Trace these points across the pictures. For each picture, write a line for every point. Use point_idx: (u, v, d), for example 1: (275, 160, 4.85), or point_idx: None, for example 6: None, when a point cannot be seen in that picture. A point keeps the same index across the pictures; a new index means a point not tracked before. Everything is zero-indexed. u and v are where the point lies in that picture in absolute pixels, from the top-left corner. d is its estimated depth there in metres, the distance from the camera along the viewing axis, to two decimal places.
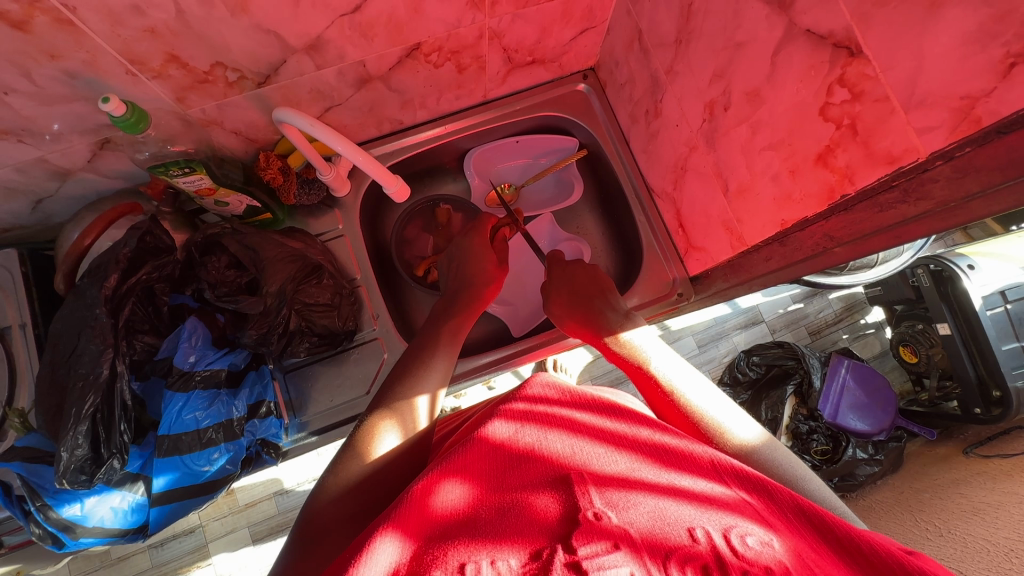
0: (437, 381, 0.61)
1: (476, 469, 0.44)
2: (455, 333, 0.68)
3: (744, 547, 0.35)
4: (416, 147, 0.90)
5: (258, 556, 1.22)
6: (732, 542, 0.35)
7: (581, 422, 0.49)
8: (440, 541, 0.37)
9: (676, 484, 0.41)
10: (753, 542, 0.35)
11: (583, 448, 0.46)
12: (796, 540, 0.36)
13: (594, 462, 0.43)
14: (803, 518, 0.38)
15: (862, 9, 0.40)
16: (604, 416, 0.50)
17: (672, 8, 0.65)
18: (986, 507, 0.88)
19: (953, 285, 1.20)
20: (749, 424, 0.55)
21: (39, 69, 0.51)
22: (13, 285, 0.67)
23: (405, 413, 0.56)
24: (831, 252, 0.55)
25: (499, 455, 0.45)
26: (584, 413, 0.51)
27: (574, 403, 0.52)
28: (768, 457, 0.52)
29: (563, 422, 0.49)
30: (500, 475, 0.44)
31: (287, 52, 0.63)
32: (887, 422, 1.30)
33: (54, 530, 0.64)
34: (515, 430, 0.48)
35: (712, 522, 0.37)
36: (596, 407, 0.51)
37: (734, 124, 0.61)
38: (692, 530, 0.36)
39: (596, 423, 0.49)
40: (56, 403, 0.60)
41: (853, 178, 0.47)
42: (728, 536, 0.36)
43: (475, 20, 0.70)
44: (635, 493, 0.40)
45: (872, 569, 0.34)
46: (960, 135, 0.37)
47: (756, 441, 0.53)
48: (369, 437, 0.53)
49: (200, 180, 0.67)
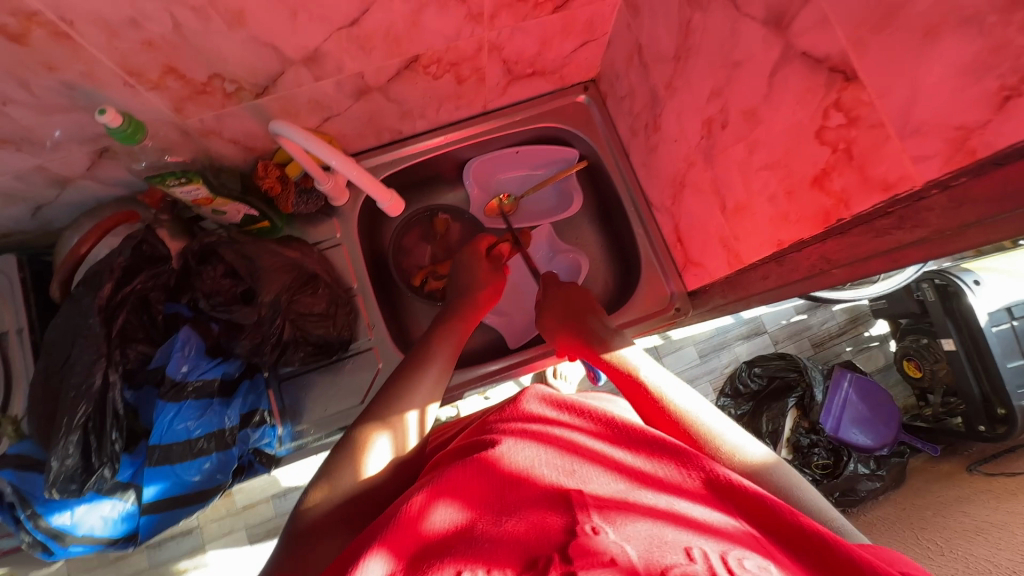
0: (426, 397, 0.60)
1: (473, 486, 0.44)
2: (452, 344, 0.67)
3: (740, 569, 0.34)
4: (416, 156, 0.90)
5: (254, 558, 1.22)
6: (729, 563, 0.34)
7: (579, 438, 0.49)
8: (431, 558, 0.37)
9: (674, 506, 0.40)
10: (751, 565, 0.34)
11: (581, 465, 0.45)
12: (794, 570, 0.35)
13: (590, 481, 0.43)
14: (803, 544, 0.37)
15: (858, 34, 0.40)
16: (601, 435, 0.49)
17: (672, 23, 0.65)
18: (989, 528, 0.87)
19: (959, 301, 1.19)
20: (758, 444, 0.52)
21: (37, 80, 0.52)
22: (11, 291, 0.67)
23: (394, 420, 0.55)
24: (830, 274, 0.53)
25: (495, 469, 0.45)
26: (581, 432, 0.50)
27: (572, 423, 0.51)
28: (784, 478, 0.48)
29: (562, 438, 0.49)
30: (495, 492, 0.43)
31: (285, 64, 0.63)
32: (890, 437, 1.28)
33: (43, 537, 0.65)
34: (513, 446, 0.48)
35: (709, 544, 0.36)
36: (595, 426, 0.51)
37: (732, 142, 0.60)
38: (689, 549, 0.35)
39: (593, 442, 0.49)
40: (49, 412, 0.60)
41: (848, 203, 0.47)
42: (725, 558, 0.35)
43: (474, 33, 0.70)
44: (633, 513, 0.39)
45: None
46: (954, 165, 0.37)
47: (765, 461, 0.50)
48: (361, 447, 0.52)
49: (196, 190, 0.67)
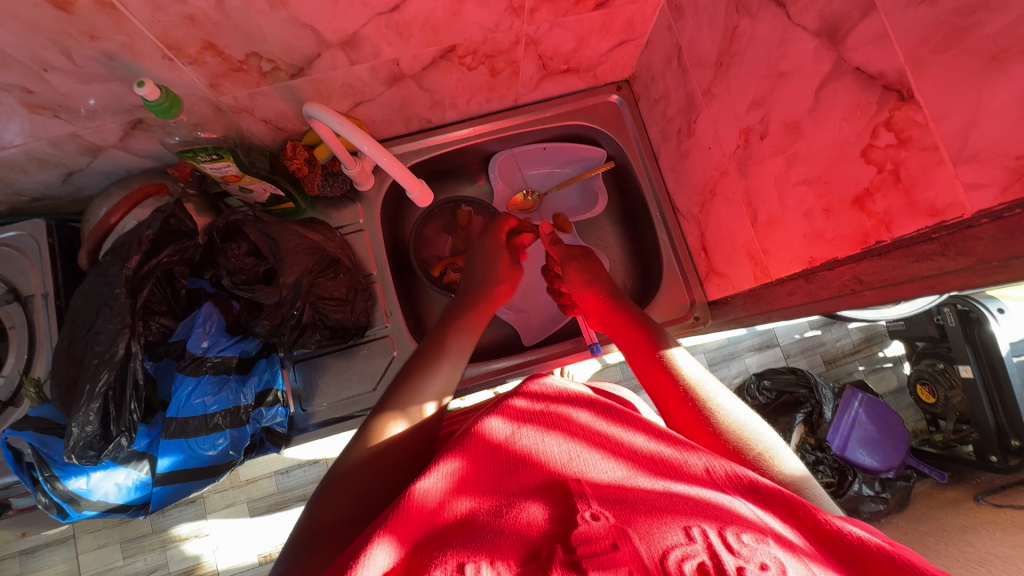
0: (443, 390, 0.59)
1: (472, 471, 0.44)
2: (466, 338, 0.65)
3: (739, 544, 0.34)
4: (444, 146, 0.90)
5: (254, 530, 1.24)
6: (728, 539, 0.34)
7: (579, 422, 0.49)
8: (436, 543, 0.37)
9: (671, 489, 0.40)
10: (749, 539, 0.34)
11: (580, 452, 0.45)
12: (795, 541, 0.35)
13: (589, 470, 0.43)
14: (795, 515, 0.38)
15: (918, 53, 0.39)
16: (602, 417, 0.50)
17: (715, 29, 0.64)
18: (993, 559, 0.85)
19: (980, 327, 1.17)
20: (793, 458, 0.52)
21: (79, 49, 0.52)
22: (39, 255, 0.69)
23: (410, 403, 0.55)
24: (859, 294, 0.53)
25: (493, 452, 0.45)
26: (584, 412, 0.50)
27: (575, 401, 0.52)
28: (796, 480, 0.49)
29: (563, 423, 0.48)
30: (496, 478, 0.43)
31: (322, 46, 0.62)
32: (898, 460, 1.26)
33: (59, 500, 0.65)
34: (514, 428, 0.48)
35: (708, 520, 0.36)
36: (594, 406, 0.51)
37: (769, 154, 0.59)
38: (687, 528, 0.35)
39: (593, 424, 0.48)
40: (70, 377, 0.61)
41: (891, 226, 0.45)
42: (723, 533, 0.35)
43: (513, 26, 0.69)
44: (633, 498, 0.39)
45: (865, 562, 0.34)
46: (1010, 196, 0.35)
47: (797, 474, 0.50)
48: (379, 423, 0.52)
49: (226, 167, 0.67)
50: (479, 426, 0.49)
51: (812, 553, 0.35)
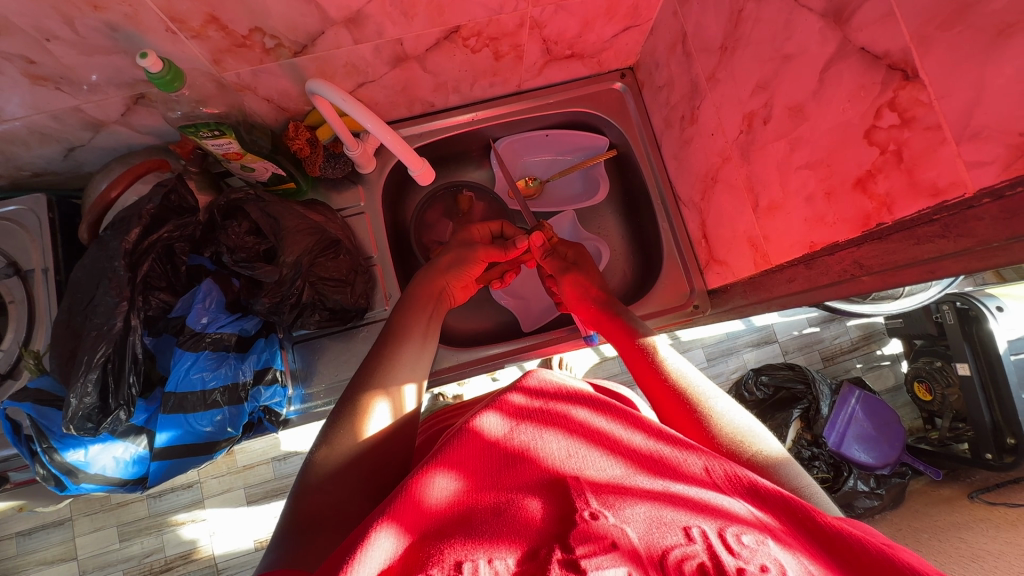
0: (416, 372, 0.59)
1: (470, 465, 0.43)
2: (431, 320, 0.65)
3: (739, 546, 0.34)
4: (445, 131, 0.90)
5: (251, 517, 1.25)
6: (727, 541, 0.34)
7: (578, 418, 0.48)
8: (435, 537, 0.37)
9: (670, 488, 0.40)
10: (749, 540, 0.34)
11: (578, 449, 0.44)
12: (793, 542, 0.35)
13: (588, 466, 0.42)
14: (794, 518, 0.37)
15: (923, 31, 0.39)
16: (601, 413, 0.49)
17: (721, 13, 0.64)
18: (986, 555, 0.85)
19: (979, 325, 1.17)
20: (771, 439, 0.53)
21: (82, 18, 0.52)
22: (39, 230, 0.69)
23: (388, 383, 0.55)
24: (859, 280, 0.53)
25: (490, 448, 0.45)
26: (583, 408, 0.50)
27: (574, 397, 0.51)
28: (785, 470, 0.49)
29: (561, 418, 0.48)
30: (494, 473, 0.43)
31: (326, 24, 0.62)
32: (893, 457, 1.27)
33: (57, 472, 0.64)
34: (511, 427, 0.47)
35: (708, 522, 0.36)
36: (593, 403, 0.51)
37: (772, 139, 0.59)
38: (688, 530, 0.36)
39: (593, 421, 0.48)
40: (69, 349, 0.62)
41: (892, 208, 0.45)
42: (723, 535, 0.35)
43: (518, 9, 0.69)
44: (631, 497, 0.39)
45: (860, 563, 0.34)
46: (1013, 173, 0.35)
47: (777, 455, 0.51)
48: (360, 407, 0.52)
49: (228, 144, 0.66)
50: (475, 421, 0.48)
51: (811, 556, 0.35)
